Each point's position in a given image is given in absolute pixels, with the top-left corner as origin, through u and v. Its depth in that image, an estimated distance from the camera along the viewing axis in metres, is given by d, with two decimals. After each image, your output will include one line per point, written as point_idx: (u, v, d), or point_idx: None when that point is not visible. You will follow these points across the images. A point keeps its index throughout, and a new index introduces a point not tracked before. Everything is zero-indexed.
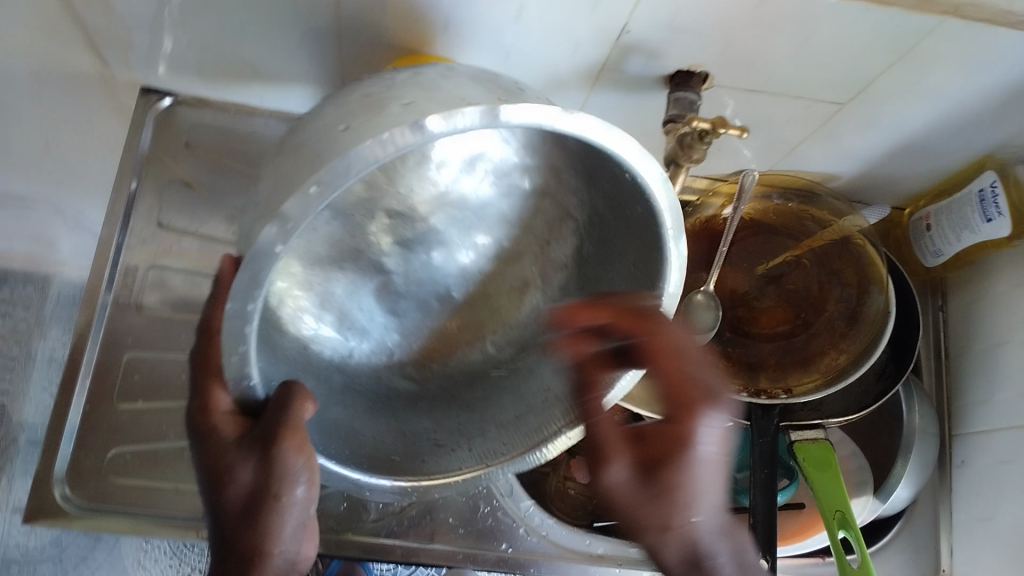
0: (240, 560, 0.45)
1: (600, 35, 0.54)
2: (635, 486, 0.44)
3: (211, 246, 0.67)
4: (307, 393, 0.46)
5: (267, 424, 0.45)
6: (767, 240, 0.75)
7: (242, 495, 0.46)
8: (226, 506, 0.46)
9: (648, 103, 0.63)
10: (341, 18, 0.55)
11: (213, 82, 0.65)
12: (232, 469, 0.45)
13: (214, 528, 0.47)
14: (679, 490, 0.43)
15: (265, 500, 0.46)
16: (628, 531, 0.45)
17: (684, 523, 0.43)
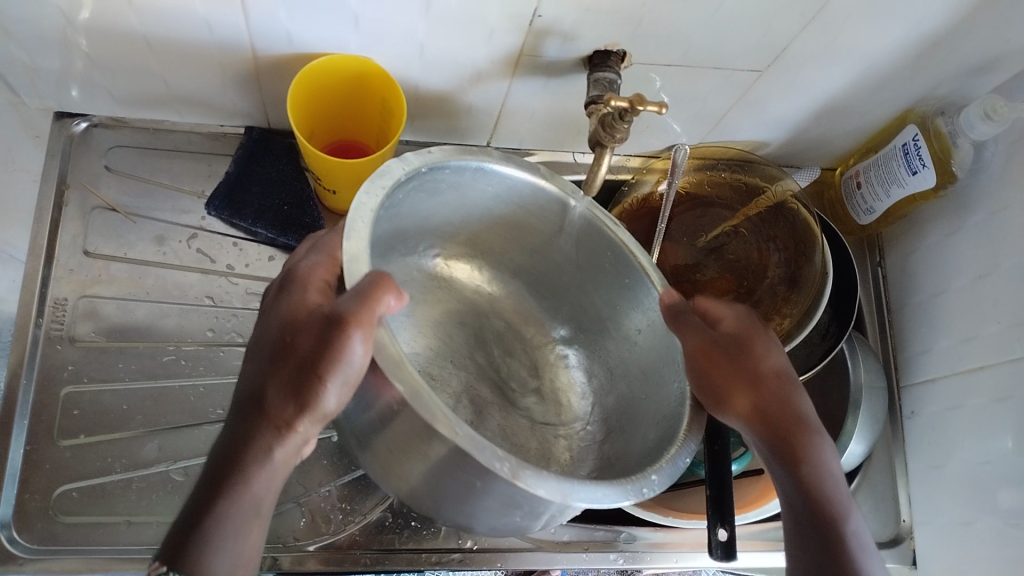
0: (264, 404, 0.46)
1: (513, 21, 0.53)
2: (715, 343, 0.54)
3: (140, 270, 0.65)
4: (391, 287, 0.44)
5: (333, 307, 0.44)
6: (703, 213, 0.75)
7: (288, 360, 0.46)
8: (271, 370, 0.46)
9: (571, 86, 0.62)
10: (249, 26, 0.54)
11: (128, 99, 0.63)
12: (294, 332, 0.46)
13: (253, 380, 0.47)
14: (751, 353, 0.55)
15: (304, 376, 0.45)
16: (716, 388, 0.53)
17: (761, 378, 0.54)
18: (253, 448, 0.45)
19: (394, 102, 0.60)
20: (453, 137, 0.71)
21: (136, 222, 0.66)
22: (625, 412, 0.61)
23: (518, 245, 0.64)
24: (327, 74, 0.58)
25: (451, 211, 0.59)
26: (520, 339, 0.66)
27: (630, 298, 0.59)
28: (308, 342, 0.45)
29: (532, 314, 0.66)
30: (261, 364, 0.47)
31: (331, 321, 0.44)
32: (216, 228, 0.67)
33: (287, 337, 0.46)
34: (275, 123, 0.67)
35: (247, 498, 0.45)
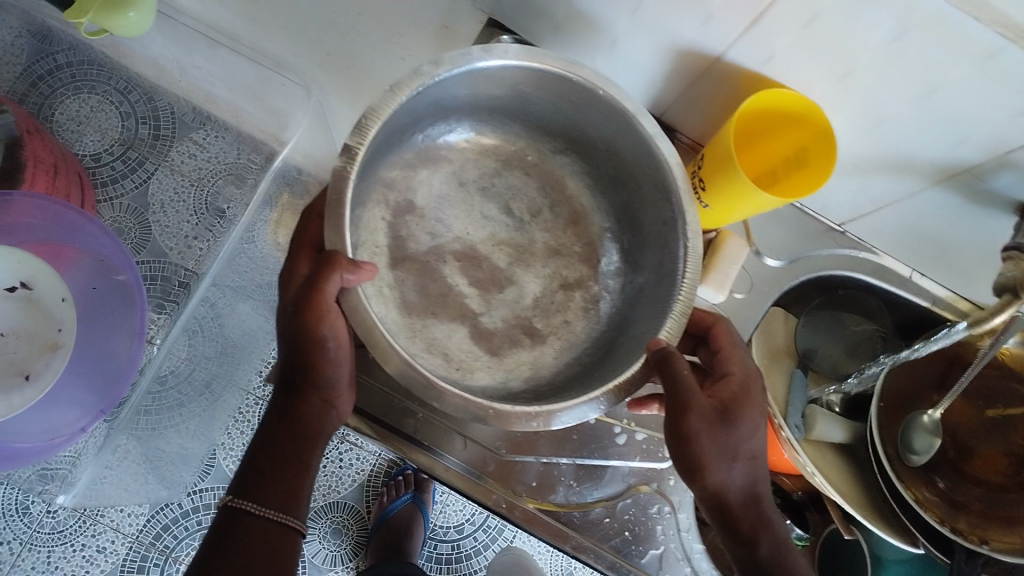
0: (302, 368, 0.55)
1: (996, 142, 0.52)
2: (720, 424, 0.56)
3: (498, 187, 0.68)
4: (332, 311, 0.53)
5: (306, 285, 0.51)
6: (1010, 385, 0.73)
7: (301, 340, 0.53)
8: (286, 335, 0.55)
9: (984, 220, 0.61)
10: (741, 38, 0.55)
11: (567, 36, 0.67)
12: (315, 315, 0.52)
13: (286, 347, 0.56)
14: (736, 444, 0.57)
15: (309, 346, 0.54)
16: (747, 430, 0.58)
17: (730, 466, 0.57)
18: (304, 396, 0.56)
19: (818, 154, 0.59)
20: (818, 203, 0.71)
21: (504, 176, 0.69)
22: (614, 183, 0.67)
23: (500, 101, 0.65)
24: (776, 106, 0.58)
25: (547, 110, 0.65)
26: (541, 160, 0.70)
27: (668, 202, 0.60)
28: (301, 269, 0.57)
29: (591, 196, 0.70)
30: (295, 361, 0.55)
31: (310, 292, 0.51)
32: (553, 213, 0.69)
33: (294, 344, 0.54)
34: (671, 115, 0.70)
35: (308, 458, 0.57)
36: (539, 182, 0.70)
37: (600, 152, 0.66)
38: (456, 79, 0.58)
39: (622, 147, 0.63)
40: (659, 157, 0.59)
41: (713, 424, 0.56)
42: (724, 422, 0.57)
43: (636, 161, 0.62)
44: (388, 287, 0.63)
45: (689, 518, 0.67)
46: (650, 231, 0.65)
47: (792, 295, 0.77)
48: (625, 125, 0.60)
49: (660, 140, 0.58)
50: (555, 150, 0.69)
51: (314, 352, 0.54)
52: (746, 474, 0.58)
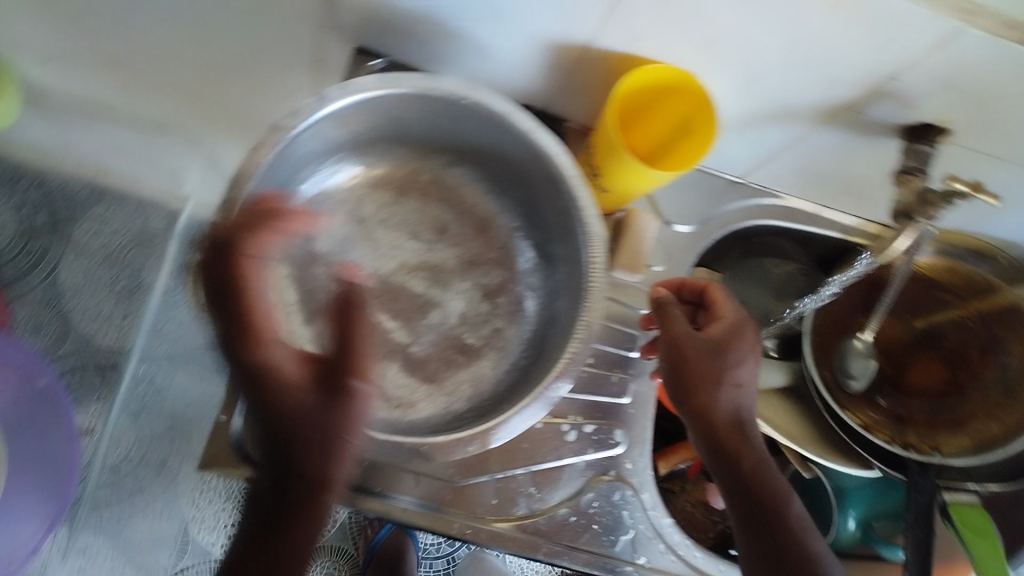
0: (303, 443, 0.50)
1: (864, 75, 0.53)
2: (704, 353, 0.59)
3: (398, 214, 0.67)
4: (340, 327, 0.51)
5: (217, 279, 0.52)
6: (931, 295, 0.75)
7: (281, 416, 0.50)
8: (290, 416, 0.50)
9: (871, 147, 0.62)
10: (601, 23, 0.55)
11: (435, 50, 0.66)
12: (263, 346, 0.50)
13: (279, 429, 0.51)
14: (722, 376, 0.59)
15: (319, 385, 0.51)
16: (729, 365, 0.59)
17: (715, 395, 0.59)
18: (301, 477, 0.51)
19: (700, 120, 0.59)
20: (716, 163, 0.72)
21: (402, 201, 0.67)
22: (511, 186, 0.67)
23: (378, 131, 0.64)
24: (652, 82, 0.59)
25: (425, 129, 0.64)
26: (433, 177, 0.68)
27: (562, 194, 0.60)
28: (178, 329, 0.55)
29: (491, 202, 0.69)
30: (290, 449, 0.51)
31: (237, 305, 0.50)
32: (460, 225, 0.68)
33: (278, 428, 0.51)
34: (555, 107, 0.70)
35: (292, 535, 0.52)
36: (439, 202, 0.68)
37: (489, 158, 0.66)
38: (326, 120, 0.57)
39: (506, 149, 0.62)
40: (542, 151, 0.59)
41: (701, 353, 0.59)
42: (712, 353, 0.59)
43: (523, 159, 0.62)
44: (310, 343, 0.62)
45: (652, 496, 0.68)
46: (554, 225, 0.64)
47: (711, 253, 0.78)
48: (503, 128, 0.60)
49: (540, 134, 0.58)
50: (446, 164, 0.68)
51: (277, 425, 0.50)
52: (734, 401, 0.60)
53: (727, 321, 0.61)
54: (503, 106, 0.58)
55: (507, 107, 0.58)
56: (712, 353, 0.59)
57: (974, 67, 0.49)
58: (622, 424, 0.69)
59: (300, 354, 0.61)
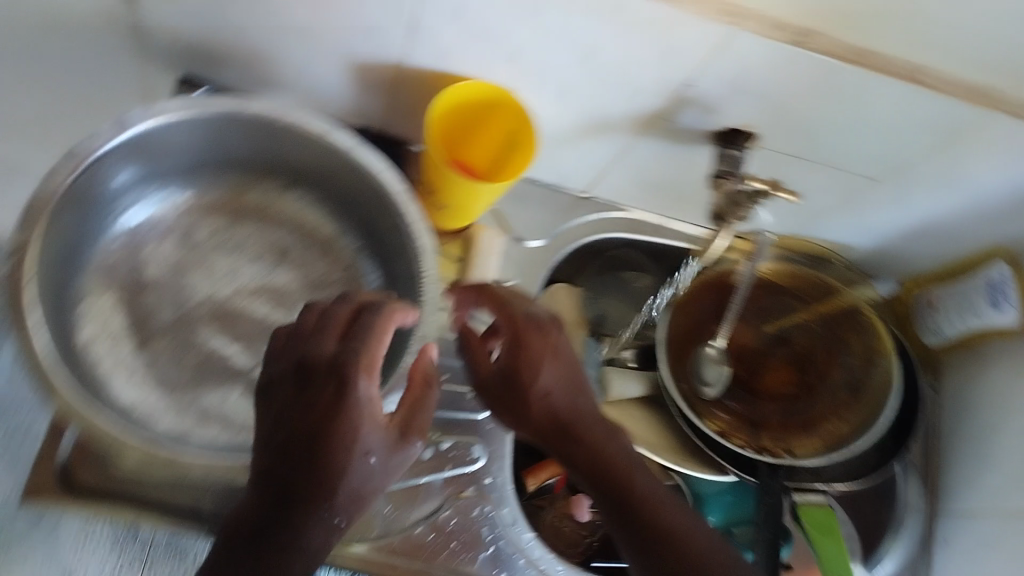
0: (308, 456, 0.47)
1: (662, 85, 0.55)
2: (501, 372, 0.60)
3: (233, 238, 0.66)
4: (388, 326, 0.50)
5: (339, 345, 0.49)
6: (777, 300, 0.77)
7: (340, 415, 0.47)
8: (289, 453, 0.47)
9: (691, 155, 0.64)
10: (407, 42, 0.56)
11: (259, 78, 0.65)
12: (309, 344, 0.49)
13: (285, 461, 0.47)
14: (528, 380, 0.58)
15: (330, 419, 0.47)
16: (528, 368, 0.58)
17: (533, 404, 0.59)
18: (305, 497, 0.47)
19: (522, 135, 0.60)
20: (557, 178, 0.73)
21: (238, 226, 0.66)
22: (346, 209, 0.67)
23: (203, 156, 0.63)
24: (468, 99, 0.59)
25: (252, 151, 0.64)
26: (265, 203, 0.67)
27: (388, 209, 0.61)
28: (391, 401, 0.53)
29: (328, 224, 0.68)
30: (317, 447, 0.47)
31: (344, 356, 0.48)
32: (303, 247, 0.67)
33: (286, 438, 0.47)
34: (392, 128, 0.70)
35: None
36: (278, 225, 0.67)
37: (322, 181, 0.66)
38: (137, 145, 0.57)
39: (334, 169, 0.63)
40: (364, 168, 0.59)
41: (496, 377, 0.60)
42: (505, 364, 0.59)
43: (351, 179, 0.62)
44: (141, 371, 0.60)
45: (512, 511, 0.67)
46: (388, 245, 0.64)
47: (566, 268, 0.79)
48: (324, 147, 0.60)
49: (359, 151, 0.59)
50: (282, 188, 0.68)
51: (297, 429, 0.47)
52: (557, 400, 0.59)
53: (512, 322, 0.59)
54: (321, 126, 0.59)
55: (323, 125, 0.59)
56: (511, 365, 0.59)
57: (756, 68, 0.51)
58: (479, 439, 0.68)
59: (131, 382, 0.59)
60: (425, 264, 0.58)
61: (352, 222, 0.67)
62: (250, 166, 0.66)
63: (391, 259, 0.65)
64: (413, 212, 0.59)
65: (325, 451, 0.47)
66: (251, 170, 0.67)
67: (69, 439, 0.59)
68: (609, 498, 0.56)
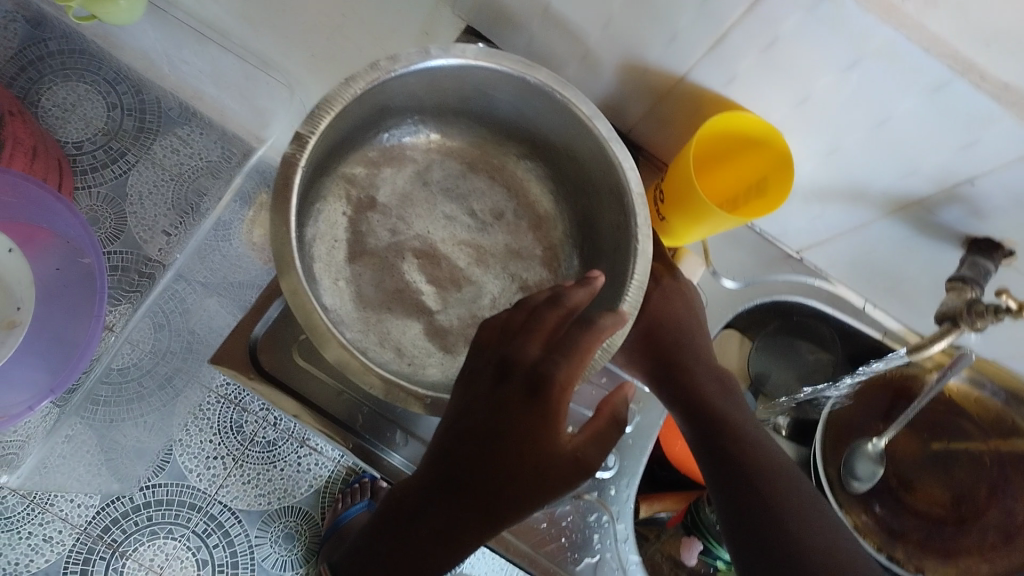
0: (496, 450, 0.48)
1: (942, 173, 0.54)
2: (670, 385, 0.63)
3: (461, 187, 0.69)
4: (590, 347, 0.49)
5: (542, 359, 0.49)
6: (953, 421, 0.74)
7: (527, 425, 0.48)
8: (474, 441, 0.49)
9: (931, 252, 0.62)
10: (705, 58, 0.57)
11: (540, 49, 0.69)
12: (516, 343, 0.50)
13: (473, 451, 0.49)
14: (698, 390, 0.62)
15: (524, 433, 0.48)
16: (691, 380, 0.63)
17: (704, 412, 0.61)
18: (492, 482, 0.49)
19: (777, 178, 0.60)
20: (773, 229, 0.72)
21: (469, 178, 0.69)
22: (572, 193, 0.69)
23: (463, 104, 0.66)
24: (733, 126, 0.59)
25: (509, 113, 0.66)
26: (501, 165, 0.70)
27: (620, 206, 0.61)
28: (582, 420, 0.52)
29: (548, 202, 0.70)
30: (499, 444, 0.48)
31: (541, 370, 0.48)
32: (516, 216, 0.69)
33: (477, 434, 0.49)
34: (637, 134, 0.72)
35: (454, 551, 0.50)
36: (503, 189, 0.70)
37: (560, 161, 0.68)
38: (423, 77, 0.61)
39: (581, 152, 0.64)
40: (613, 161, 0.60)
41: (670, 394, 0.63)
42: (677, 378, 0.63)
43: (594, 166, 0.63)
44: (345, 280, 0.63)
45: (625, 529, 0.67)
46: (603, 240, 0.65)
47: (748, 318, 0.78)
48: (584, 130, 0.61)
49: (613, 144, 0.60)
50: (519, 156, 0.70)
51: (489, 422, 0.49)
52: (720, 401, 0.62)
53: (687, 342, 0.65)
54: (589, 110, 0.60)
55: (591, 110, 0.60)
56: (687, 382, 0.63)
57: None
58: (617, 450, 0.68)
59: (334, 286, 0.62)
60: (638, 269, 0.58)
61: (572, 208, 0.69)
62: (499, 126, 0.68)
63: (600, 254, 0.65)
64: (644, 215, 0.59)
65: (515, 452, 0.48)
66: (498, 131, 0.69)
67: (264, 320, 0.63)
68: (752, 503, 0.56)
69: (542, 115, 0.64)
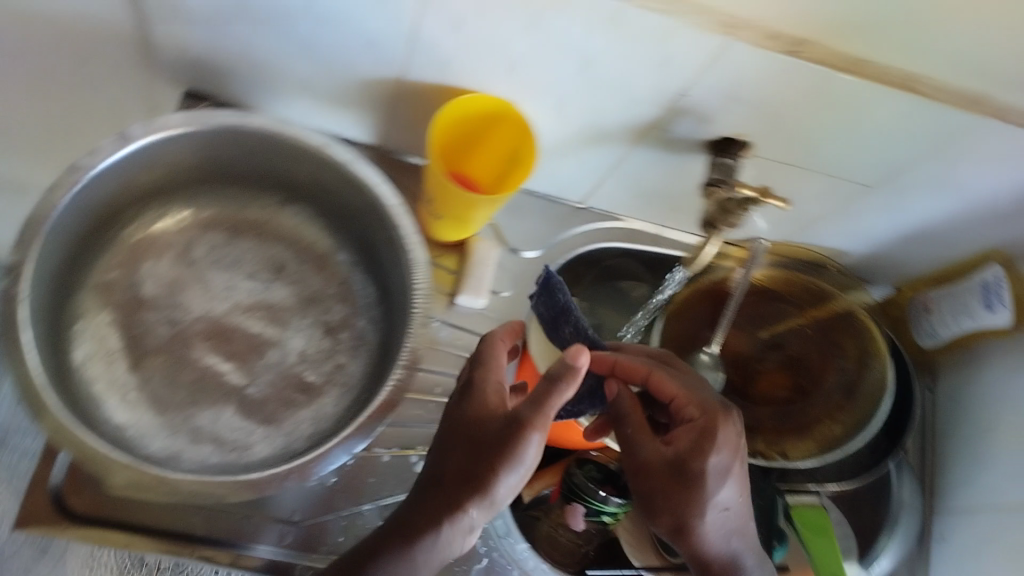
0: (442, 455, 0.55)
1: (657, 94, 0.55)
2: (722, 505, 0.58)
3: (230, 253, 0.66)
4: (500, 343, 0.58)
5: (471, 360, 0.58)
6: (771, 306, 0.78)
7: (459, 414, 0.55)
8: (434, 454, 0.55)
9: (686, 166, 0.64)
10: (409, 56, 0.56)
11: (261, 93, 0.66)
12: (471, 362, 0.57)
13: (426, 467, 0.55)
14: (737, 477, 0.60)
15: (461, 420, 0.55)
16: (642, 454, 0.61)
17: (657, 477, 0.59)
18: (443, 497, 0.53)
19: (523, 150, 0.61)
20: (552, 188, 0.74)
21: (236, 242, 0.67)
22: (340, 222, 0.68)
23: (200, 171, 0.64)
24: (469, 112, 0.60)
25: (248, 165, 0.64)
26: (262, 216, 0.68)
27: (383, 222, 0.61)
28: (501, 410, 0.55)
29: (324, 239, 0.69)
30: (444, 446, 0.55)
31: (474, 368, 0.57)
32: (297, 263, 0.67)
33: (475, 432, 0.53)
34: (390, 143, 0.71)
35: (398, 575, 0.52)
36: (274, 241, 0.68)
37: (316, 195, 0.66)
38: (140, 159, 0.58)
39: (329, 181, 0.63)
40: (358, 181, 0.60)
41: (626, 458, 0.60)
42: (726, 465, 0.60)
43: (347, 191, 0.63)
44: (134, 391, 0.60)
45: (503, 523, 0.68)
46: (383, 258, 0.65)
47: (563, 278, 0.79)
48: (322, 161, 0.60)
49: (354, 164, 0.60)
50: (280, 203, 0.68)
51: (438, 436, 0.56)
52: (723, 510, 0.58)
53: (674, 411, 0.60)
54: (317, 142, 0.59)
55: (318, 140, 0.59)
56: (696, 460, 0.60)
57: (751, 79, 0.52)
58: None
59: (125, 403, 0.59)
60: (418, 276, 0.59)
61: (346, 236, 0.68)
62: (245, 180, 0.66)
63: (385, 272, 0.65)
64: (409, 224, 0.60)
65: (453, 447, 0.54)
66: (248, 185, 0.67)
67: (62, 464, 0.59)
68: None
69: (280, 158, 0.62)
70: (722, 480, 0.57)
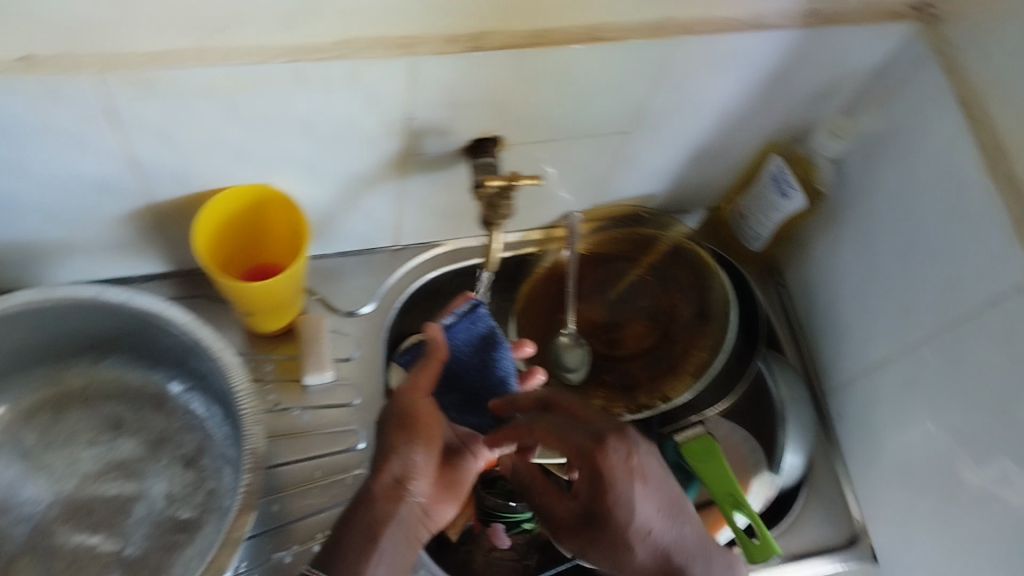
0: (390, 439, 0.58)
1: (385, 127, 0.57)
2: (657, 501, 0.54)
3: (63, 431, 0.65)
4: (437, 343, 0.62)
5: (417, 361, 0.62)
6: (608, 268, 0.80)
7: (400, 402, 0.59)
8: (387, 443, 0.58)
9: (459, 178, 0.66)
10: (143, 182, 0.56)
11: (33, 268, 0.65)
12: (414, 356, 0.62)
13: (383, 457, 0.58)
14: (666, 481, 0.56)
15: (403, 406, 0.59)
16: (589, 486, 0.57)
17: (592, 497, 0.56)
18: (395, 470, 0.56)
19: (296, 225, 0.62)
20: (360, 243, 0.75)
21: (65, 419, 0.65)
22: (152, 360, 0.66)
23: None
24: (231, 207, 0.60)
25: (40, 343, 0.63)
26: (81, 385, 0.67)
27: (185, 344, 0.61)
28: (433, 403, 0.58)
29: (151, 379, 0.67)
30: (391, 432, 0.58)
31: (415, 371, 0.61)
32: (135, 412, 0.66)
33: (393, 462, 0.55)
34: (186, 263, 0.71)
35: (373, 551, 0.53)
36: (104, 401, 0.66)
37: (122, 345, 0.65)
38: None
39: (120, 326, 0.62)
40: (144, 314, 0.60)
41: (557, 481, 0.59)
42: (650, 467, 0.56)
43: (142, 328, 0.62)
44: None
45: (429, 574, 0.68)
46: (204, 377, 0.64)
47: (411, 320, 0.80)
48: (104, 309, 0.60)
49: (132, 300, 0.60)
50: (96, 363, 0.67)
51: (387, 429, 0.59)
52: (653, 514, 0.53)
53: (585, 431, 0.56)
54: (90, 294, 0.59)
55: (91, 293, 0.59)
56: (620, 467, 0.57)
57: (455, 82, 0.54)
58: None
59: None
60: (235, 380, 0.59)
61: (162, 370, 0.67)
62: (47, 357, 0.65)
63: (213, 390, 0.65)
64: (213, 335, 0.60)
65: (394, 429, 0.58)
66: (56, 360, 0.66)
67: None
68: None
69: (68, 322, 0.62)
70: (636, 476, 0.53)
